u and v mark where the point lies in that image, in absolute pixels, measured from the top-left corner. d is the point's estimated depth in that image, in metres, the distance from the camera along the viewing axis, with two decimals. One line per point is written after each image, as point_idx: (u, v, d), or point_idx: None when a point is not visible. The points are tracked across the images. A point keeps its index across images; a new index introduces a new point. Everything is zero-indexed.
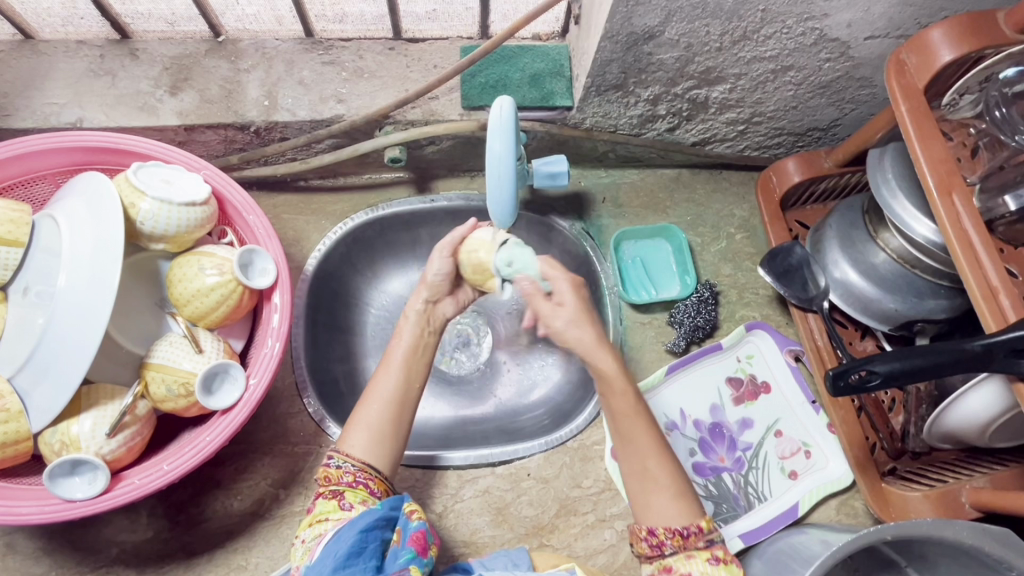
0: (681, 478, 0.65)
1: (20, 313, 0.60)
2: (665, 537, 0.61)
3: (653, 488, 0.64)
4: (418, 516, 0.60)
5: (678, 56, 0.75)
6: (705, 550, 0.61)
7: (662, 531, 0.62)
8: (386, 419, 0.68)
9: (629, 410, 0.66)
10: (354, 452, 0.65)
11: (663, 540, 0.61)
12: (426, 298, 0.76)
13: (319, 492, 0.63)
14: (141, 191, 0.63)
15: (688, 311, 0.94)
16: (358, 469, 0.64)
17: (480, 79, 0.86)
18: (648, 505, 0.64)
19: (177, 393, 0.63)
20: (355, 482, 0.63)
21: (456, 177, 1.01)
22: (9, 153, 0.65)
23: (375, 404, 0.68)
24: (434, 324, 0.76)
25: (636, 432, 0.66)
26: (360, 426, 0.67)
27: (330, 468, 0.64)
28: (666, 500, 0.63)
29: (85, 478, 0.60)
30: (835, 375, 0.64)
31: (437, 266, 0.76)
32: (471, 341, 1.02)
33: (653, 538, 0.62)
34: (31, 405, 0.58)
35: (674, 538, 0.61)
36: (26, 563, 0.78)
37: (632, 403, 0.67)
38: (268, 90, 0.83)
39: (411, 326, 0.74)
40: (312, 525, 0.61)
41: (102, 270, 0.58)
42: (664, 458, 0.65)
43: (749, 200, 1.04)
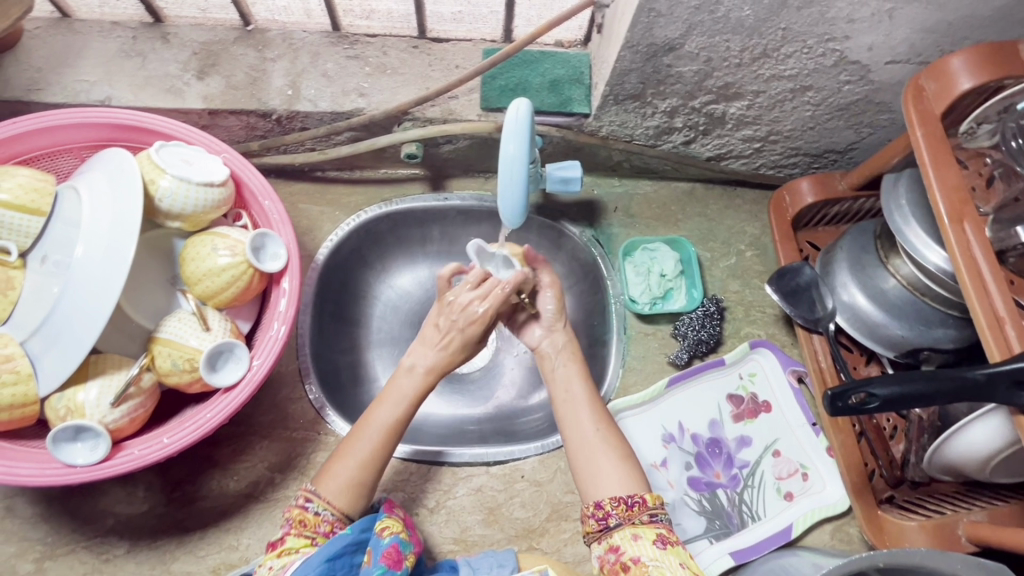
0: (625, 448, 0.71)
1: (38, 279, 0.62)
2: (610, 508, 0.65)
3: (599, 453, 0.70)
4: (390, 531, 0.64)
5: (697, 69, 0.75)
6: (652, 529, 0.64)
7: (608, 503, 0.65)
8: (373, 474, 0.69)
9: (580, 380, 0.76)
10: (334, 499, 0.66)
11: (609, 513, 0.65)
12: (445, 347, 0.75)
13: (290, 530, 0.64)
14: (162, 168, 0.64)
15: (694, 325, 0.94)
16: (336, 518, 0.66)
17: (500, 81, 0.87)
18: (594, 471, 0.69)
19: (182, 367, 0.63)
20: (330, 532, 0.65)
21: (471, 177, 1.02)
22: (38, 125, 0.67)
23: (363, 453, 0.68)
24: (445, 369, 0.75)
25: (586, 397, 0.74)
26: (345, 473, 0.67)
27: (308, 513, 0.65)
28: (615, 464, 0.69)
29: (86, 444, 0.60)
30: (834, 396, 0.66)
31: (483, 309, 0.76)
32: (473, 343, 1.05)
33: (599, 512, 0.65)
34: (41, 369, 0.60)
35: (620, 507, 0.65)
36: (24, 527, 0.79)
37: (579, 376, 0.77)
38: (293, 80, 0.85)
39: (411, 384, 0.73)
40: (280, 557, 0.62)
41: (118, 242, 0.59)
42: (607, 422, 0.72)
43: (761, 218, 1.04)
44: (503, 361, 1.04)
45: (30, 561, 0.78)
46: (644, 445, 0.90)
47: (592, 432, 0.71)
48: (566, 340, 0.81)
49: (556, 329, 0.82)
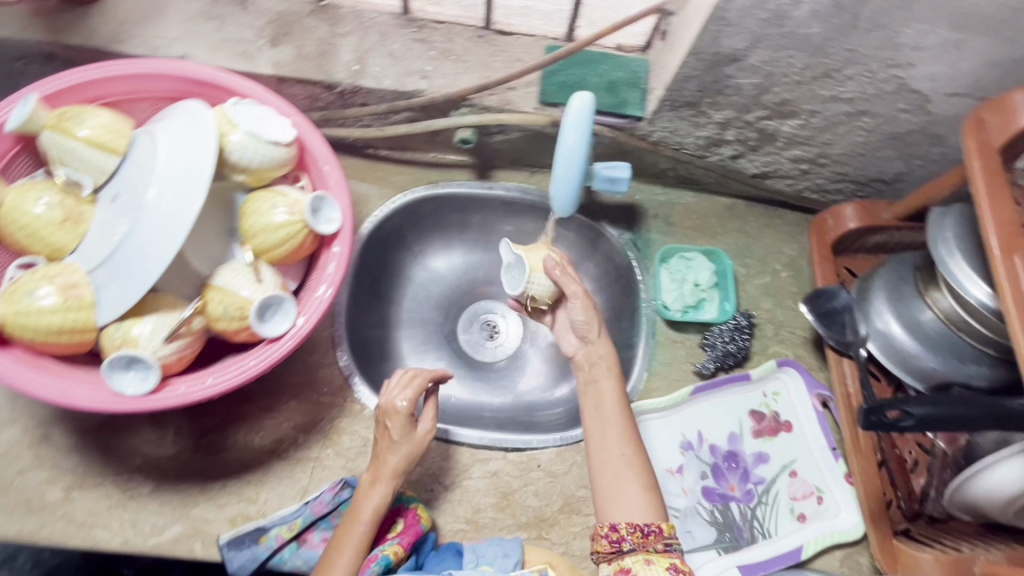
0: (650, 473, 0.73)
1: (108, 216, 0.65)
2: (626, 533, 0.68)
3: (625, 478, 0.72)
4: None
5: (756, 83, 0.76)
6: (665, 557, 0.68)
7: (624, 527, 0.69)
8: None
9: (614, 398, 0.77)
10: None
11: (623, 536, 0.69)
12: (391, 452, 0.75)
13: None
14: (235, 123, 0.67)
15: (723, 336, 0.94)
16: None
17: (560, 77, 0.88)
18: (616, 495, 0.71)
19: (232, 315, 0.66)
20: None
21: (517, 170, 1.04)
22: (122, 72, 0.71)
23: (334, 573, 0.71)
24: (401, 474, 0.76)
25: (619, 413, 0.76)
26: None
27: None
28: (638, 490, 0.71)
29: (137, 375, 0.62)
30: (869, 411, 0.67)
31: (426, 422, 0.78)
32: (500, 333, 1.12)
33: (614, 534, 0.69)
34: (102, 299, 0.62)
35: (635, 533, 0.68)
36: (59, 455, 0.83)
37: (618, 394, 0.78)
38: (359, 56, 0.88)
39: (373, 503, 0.74)
40: None
41: (189, 188, 0.62)
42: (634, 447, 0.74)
43: (799, 240, 1.04)
44: (526, 350, 1.10)
45: (59, 488, 0.81)
46: (661, 449, 0.91)
47: (619, 453, 0.74)
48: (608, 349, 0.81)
49: (596, 339, 0.81)
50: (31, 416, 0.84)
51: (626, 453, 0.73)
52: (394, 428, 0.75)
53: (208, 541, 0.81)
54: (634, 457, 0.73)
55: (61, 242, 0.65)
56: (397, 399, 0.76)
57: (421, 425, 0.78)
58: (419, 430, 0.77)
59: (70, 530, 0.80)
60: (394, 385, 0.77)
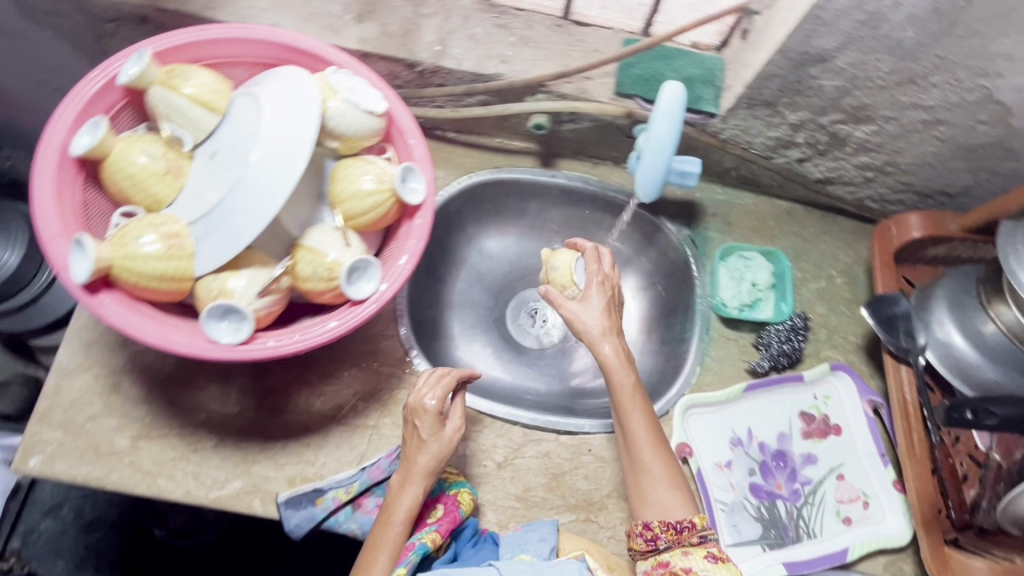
0: (676, 471, 0.76)
1: (208, 172, 0.67)
2: (660, 531, 0.73)
3: (652, 481, 0.75)
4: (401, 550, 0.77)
5: (838, 85, 0.77)
6: (701, 547, 0.72)
7: (657, 526, 0.73)
8: None
9: (630, 391, 0.77)
10: None
11: (657, 534, 0.73)
12: (415, 455, 0.75)
13: None
14: (335, 90, 0.69)
15: (779, 337, 0.95)
16: None
17: (637, 70, 0.90)
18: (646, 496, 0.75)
19: (320, 275, 0.67)
20: None
21: (580, 160, 1.06)
22: (225, 36, 0.73)
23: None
24: (433, 473, 0.75)
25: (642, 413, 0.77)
26: None
27: None
28: (666, 491, 0.75)
29: (230, 325, 0.64)
30: (952, 408, 0.77)
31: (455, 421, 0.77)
32: (546, 320, 1.13)
33: (648, 532, 0.73)
34: (201, 251, 0.64)
35: (669, 531, 0.73)
36: (129, 404, 0.85)
37: (633, 393, 0.77)
38: (442, 37, 0.90)
39: (405, 504, 0.74)
40: None
41: (293, 148, 0.64)
42: (660, 450, 0.76)
43: (856, 248, 1.05)
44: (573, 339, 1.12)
45: (127, 437, 0.84)
46: (712, 443, 0.91)
47: (645, 456, 0.76)
48: (614, 350, 0.79)
49: (606, 341, 0.79)
50: (105, 366, 0.86)
51: (652, 458, 0.76)
52: (424, 429, 0.75)
53: (267, 498, 0.83)
54: (660, 458, 0.76)
55: (160, 193, 0.67)
56: (426, 398, 0.76)
57: (449, 425, 0.77)
58: (447, 428, 0.77)
59: (136, 477, 0.82)
60: (423, 383, 0.78)
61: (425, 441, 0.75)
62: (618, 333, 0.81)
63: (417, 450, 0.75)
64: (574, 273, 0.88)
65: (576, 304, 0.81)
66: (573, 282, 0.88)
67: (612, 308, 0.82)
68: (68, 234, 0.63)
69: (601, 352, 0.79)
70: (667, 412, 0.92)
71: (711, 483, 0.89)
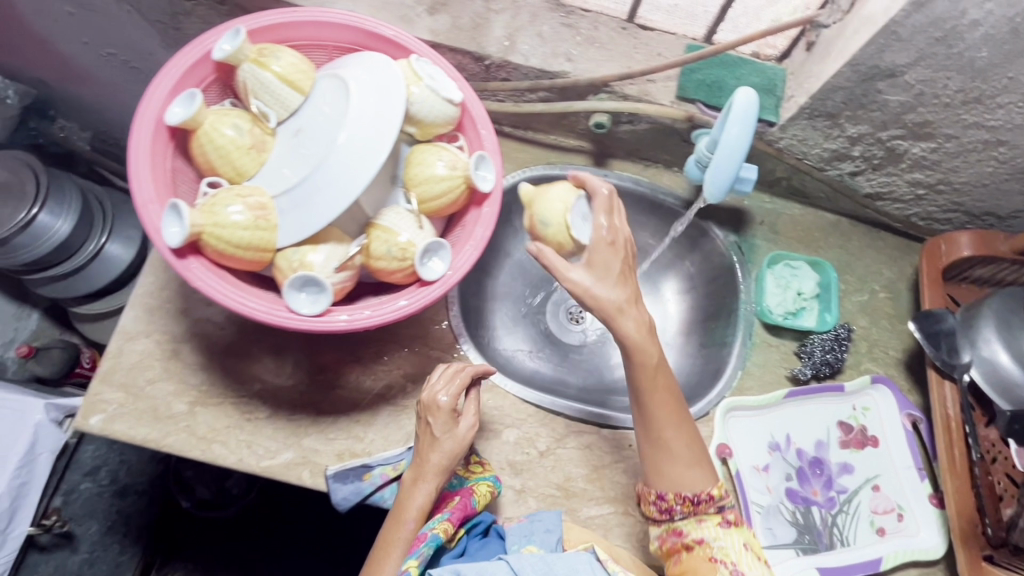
0: (695, 446, 0.73)
1: (292, 148, 0.70)
2: (674, 504, 0.72)
3: (669, 461, 0.72)
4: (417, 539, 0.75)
5: (903, 101, 0.79)
6: (716, 515, 0.74)
7: (672, 499, 0.72)
8: None
9: (649, 361, 0.70)
10: None
11: (672, 506, 0.73)
12: (428, 452, 0.75)
13: None
14: (418, 77, 0.71)
15: (822, 346, 0.96)
16: None
17: (699, 76, 0.91)
18: (663, 474, 0.72)
19: (393, 255, 0.70)
20: None
21: (632, 162, 1.07)
22: (311, 18, 0.75)
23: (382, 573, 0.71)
24: (447, 469, 0.75)
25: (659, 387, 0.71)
26: None
27: None
28: (685, 470, 0.72)
29: (309, 296, 0.67)
30: (1014, 419, 0.82)
31: (468, 420, 0.76)
32: (585, 319, 1.15)
33: (663, 503, 0.73)
34: (283, 224, 0.67)
35: (684, 504, 0.72)
36: (187, 371, 0.88)
37: (652, 367, 0.70)
38: (510, 33, 0.92)
39: (418, 501, 0.74)
40: None
41: (378, 130, 0.67)
42: (679, 426, 0.72)
43: (900, 264, 1.06)
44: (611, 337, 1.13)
45: (184, 402, 0.86)
46: (750, 446, 0.93)
47: (664, 432, 0.72)
48: (636, 324, 0.68)
49: (625, 314, 0.68)
50: (165, 332, 0.89)
51: (670, 434, 0.71)
52: (437, 427, 0.75)
53: (316, 470, 0.85)
54: (680, 437, 0.72)
55: (245, 167, 0.70)
56: (440, 395, 0.75)
57: (462, 423, 0.76)
58: (461, 426, 0.76)
59: (191, 442, 0.85)
60: (437, 379, 0.77)
61: (439, 440, 0.75)
62: (636, 302, 0.69)
63: (430, 448, 0.75)
64: (571, 227, 0.71)
65: (583, 271, 0.68)
66: (571, 238, 0.71)
67: (627, 273, 0.69)
68: (159, 199, 0.66)
69: (621, 330, 0.68)
70: (707, 413, 0.93)
71: (748, 486, 0.90)
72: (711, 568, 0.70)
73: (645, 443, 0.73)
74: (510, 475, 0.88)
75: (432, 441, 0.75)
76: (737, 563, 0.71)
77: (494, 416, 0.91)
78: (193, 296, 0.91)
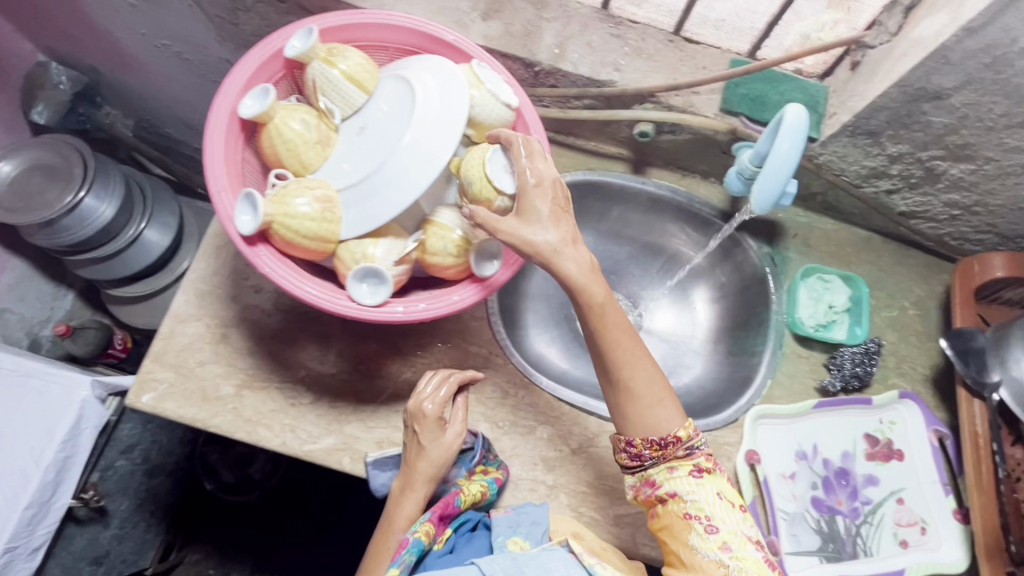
0: (656, 386, 0.74)
1: (356, 145, 0.73)
2: (644, 449, 0.74)
3: (632, 403, 0.73)
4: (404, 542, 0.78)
5: (946, 123, 0.81)
6: (688, 462, 0.75)
7: (641, 444, 0.74)
8: None
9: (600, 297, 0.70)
10: None
11: (642, 451, 0.74)
12: (415, 461, 0.79)
13: None
14: (480, 82, 0.74)
15: (852, 359, 0.98)
16: None
17: (743, 90, 0.94)
18: (629, 418, 0.74)
19: (449, 251, 0.72)
20: None
21: (669, 171, 1.10)
22: (376, 21, 0.78)
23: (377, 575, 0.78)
24: (438, 475, 0.80)
25: (617, 327, 0.72)
26: None
27: None
28: (650, 411, 0.73)
29: (369, 287, 0.70)
30: None
31: (455, 430, 0.81)
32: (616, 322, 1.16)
33: (633, 450, 0.75)
34: (346, 217, 0.70)
35: (653, 448, 0.74)
36: (236, 354, 0.91)
37: (608, 304, 0.71)
38: (561, 41, 0.94)
39: (408, 508, 0.79)
40: None
41: (442, 132, 0.69)
42: (641, 365, 0.73)
43: (930, 282, 1.07)
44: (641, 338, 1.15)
45: (232, 385, 0.89)
46: (778, 454, 0.95)
47: (625, 374, 0.73)
48: (576, 261, 0.68)
49: (564, 254, 0.68)
50: (216, 316, 0.92)
51: (632, 375, 0.73)
52: (424, 437, 0.79)
53: (356, 457, 0.88)
54: (641, 378, 0.73)
55: (310, 160, 0.73)
56: (426, 404, 0.79)
57: (449, 433, 0.80)
58: (448, 434, 0.80)
59: (237, 423, 0.88)
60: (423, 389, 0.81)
61: (427, 449, 0.79)
62: (575, 241, 0.69)
63: (418, 457, 0.79)
64: (492, 179, 0.70)
65: (515, 220, 0.68)
66: (498, 193, 0.71)
67: (560, 212, 0.69)
68: (231, 188, 0.70)
69: (561, 268, 0.68)
70: (736, 418, 0.96)
71: (775, 492, 0.92)
72: (685, 524, 0.73)
73: (608, 387, 0.75)
74: (543, 471, 0.90)
75: (419, 451, 0.79)
76: (711, 516, 0.72)
77: (528, 413, 0.94)
78: (243, 283, 0.94)
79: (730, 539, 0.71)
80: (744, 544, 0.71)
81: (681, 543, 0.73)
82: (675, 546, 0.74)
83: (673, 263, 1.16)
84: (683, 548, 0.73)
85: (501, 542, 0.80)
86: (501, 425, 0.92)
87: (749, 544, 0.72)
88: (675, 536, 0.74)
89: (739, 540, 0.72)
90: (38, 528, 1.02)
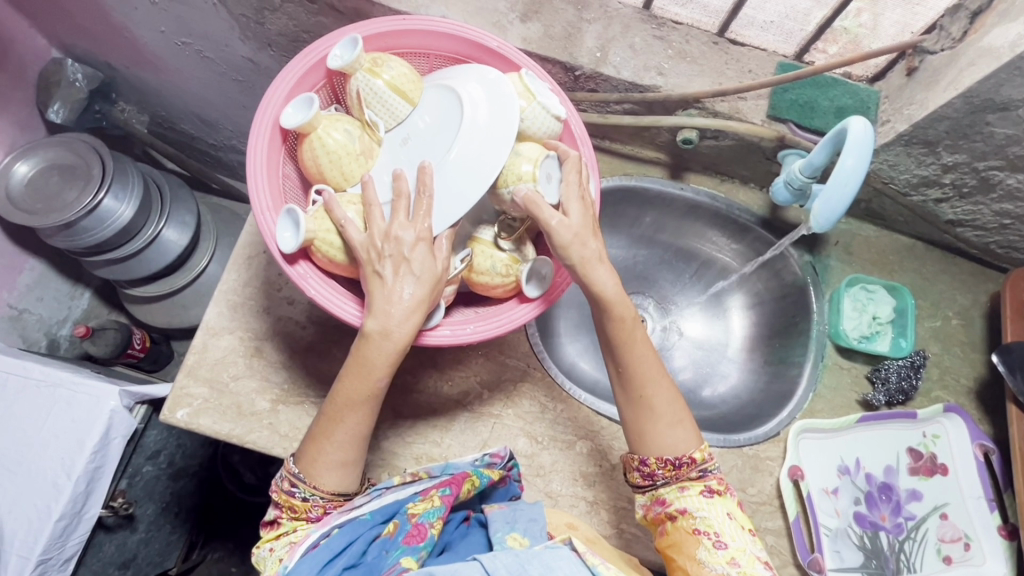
0: (675, 406, 0.73)
1: (400, 159, 0.71)
2: (657, 469, 0.72)
3: (651, 421, 0.72)
4: (414, 512, 0.69)
5: (1010, 134, 0.78)
6: (699, 483, 0.72)
7: (654, 462, 0.72)
8: (352, 451, 0.69)
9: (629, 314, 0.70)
10: (322, 486, 0.68)
11: (655, 470, 0.72)
12: (398, 279, 0.63)
13: (282, 512, 0.70)
14: (532, 94, 0.70)
15: (897, 373, 0.96)
16: (326, 501, 0.69)
17: (792, 95, 0.90)
18: (646, 436, 0.72)
19: (497, 271, 0.70)
20: (323, 513, 0.69)
21: (708, 175, 1.07)
22: (420, 27, 0.74)
23: (342, 437, 0.68)
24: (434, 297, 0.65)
25: (644, 346, 0.71)
26: (331, 464, 0.68)
27: (297, 500, 0.69)
28: (669, 431, 0.72)
29: None
30: None
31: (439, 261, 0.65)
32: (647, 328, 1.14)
33: (645, 469, 0.73)
34: None
35: (667, 468, 0.72)
36: (271, 368, 0.89)
37: (630, 323, 0.70)
38: (602, 44, 0.91)
39: (385, 354, 0.64)
40: (280, 539, 0.69)
41: (492, 148, 0.67)
42: (665, 385, 0.72)
43: (974, 292, 1.04)
44: (670, 344, 1.13)
45: (267, 400, 0.88)
46: (820, 469, 0.94)
47: (646, 392, 0.71)
48: (611, 277, 0.68)
49: (600, 267, 0.68)
50: (249, 329, 0.91)
51: (653, 395, 0.71)
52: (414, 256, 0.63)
53: (394, 473, 0.86)
54: (661, 396, 0.72)
55: (352, 171, 0.70)
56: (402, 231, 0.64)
57: (399, 289, 0.63)
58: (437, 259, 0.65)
59: (274, 439, 0.86)
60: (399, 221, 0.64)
61: (420, 270, 0.63)
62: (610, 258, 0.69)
63: (395, 294, 0.63)
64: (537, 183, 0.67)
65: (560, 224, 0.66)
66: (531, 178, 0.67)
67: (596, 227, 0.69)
68: (274, 208, 0.69)
69: (595, 279, 0.67)
70: (777, 433, 0.95)
71: (818, 508, 0.91)
72: (694, 540, 0.70)
73: (628, 403, 0.73)
74: (583, 487, 0.89)
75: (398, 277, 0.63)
76: (720, 532, 0.69)
77: (566, 427, 0.92)
78: (276, 294, 0.92)
79: (739, 555, 0.68)
80: (752, 562, 0.68)
81: (688, 557, 0.69)
82: (681, 562, 0.70)
83: (706, 268, 1.13)
84: (690, 562, 0.69)
85: (500, 538, 0.73)
86: (539, 440, 0.91)
87: (758, 563, 0.68)
88: (682, 552, 0.70)
89: (747, 557, 0.68)
90: (70, 538, 1.02)
